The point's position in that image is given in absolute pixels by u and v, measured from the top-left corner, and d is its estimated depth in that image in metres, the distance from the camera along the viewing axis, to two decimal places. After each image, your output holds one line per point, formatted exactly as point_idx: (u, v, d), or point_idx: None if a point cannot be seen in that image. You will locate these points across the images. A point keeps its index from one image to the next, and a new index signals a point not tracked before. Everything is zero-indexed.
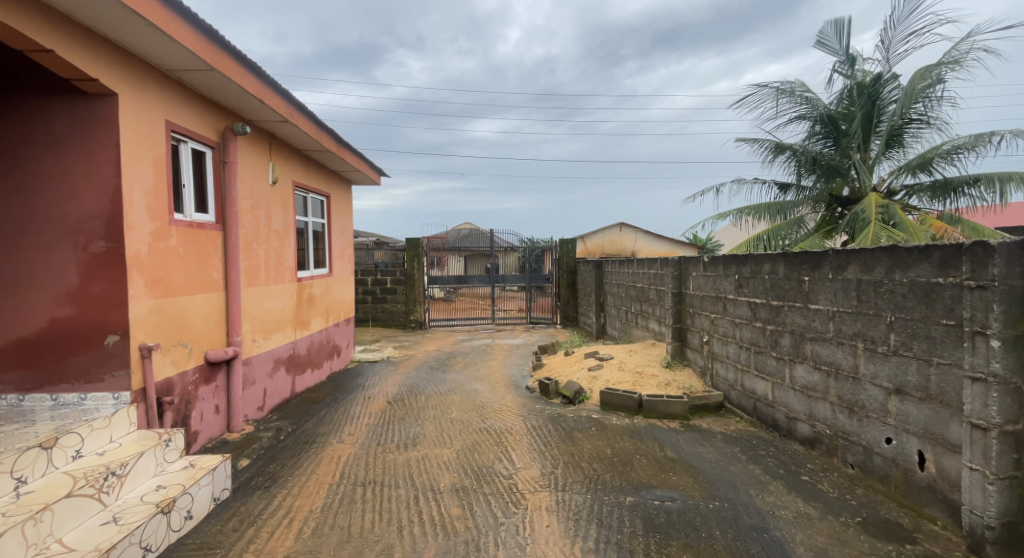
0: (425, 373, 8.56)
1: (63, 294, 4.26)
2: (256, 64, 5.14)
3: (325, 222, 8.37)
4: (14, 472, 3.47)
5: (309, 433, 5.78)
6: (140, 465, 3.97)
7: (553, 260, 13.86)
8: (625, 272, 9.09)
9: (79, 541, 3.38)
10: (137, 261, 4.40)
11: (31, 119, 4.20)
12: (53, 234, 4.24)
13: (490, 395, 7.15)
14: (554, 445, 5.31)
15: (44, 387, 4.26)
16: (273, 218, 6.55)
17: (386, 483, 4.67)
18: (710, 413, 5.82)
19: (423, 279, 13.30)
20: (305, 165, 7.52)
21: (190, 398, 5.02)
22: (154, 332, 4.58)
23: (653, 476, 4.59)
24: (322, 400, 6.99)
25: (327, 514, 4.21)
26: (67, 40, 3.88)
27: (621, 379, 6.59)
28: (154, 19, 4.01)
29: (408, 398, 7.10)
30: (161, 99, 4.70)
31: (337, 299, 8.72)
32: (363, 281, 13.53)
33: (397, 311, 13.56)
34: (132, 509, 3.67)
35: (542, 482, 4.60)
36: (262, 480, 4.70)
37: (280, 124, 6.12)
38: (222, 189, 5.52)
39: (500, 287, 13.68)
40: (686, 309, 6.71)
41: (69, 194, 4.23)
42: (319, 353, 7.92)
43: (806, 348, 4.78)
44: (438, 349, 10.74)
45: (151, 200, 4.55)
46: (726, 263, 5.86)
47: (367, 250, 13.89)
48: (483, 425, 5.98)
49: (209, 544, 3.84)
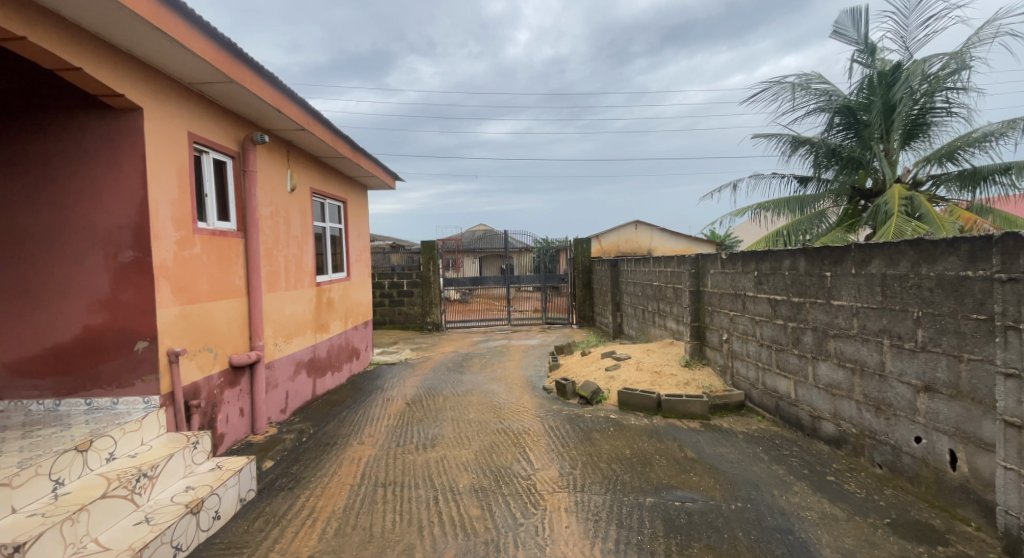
0: (442, 374, 8.55)
1: (95, 302, 4.29)
2: (273, 74, 5.15)
3: (342, 228, 8.35)
4: (52, 474, 3.50)
5: (331, 434, 5.80)
6: (170, 468, 3.99)
7: (568, 259, 13.73)
8: (641, 271, 9.00)
9: (114, 540, 3.40)
10: (164, 269, 4.42)
11: (61, 131, 4.24)
12: (83, 244, 4.27)
13: (507, 396, 7.10)
14: (572, 446, 5.25)
15: (78, 391, 4.29)
16: (292, 225, 6.56)
17: (406, 484, 4.64)
18: (731, 412, 5.73)
19: (439, 280, 13.36)
20: (322, 171, 7.53)
21: (215, 402, 5.04)
22: (181, 338, 4.60)
23: (673, 477, 4.52)
24: (343, 402, 6.99)
25: (349, 515, 4.18)
26: (95, 57, 3.91)
27: (639, 379, 6.51)
28: (177, 35, 4.04)
29: (426, 400, 7.06)
30: (183, 112, 4.72)
31: (355, 303, 8.69)
32: (380, 284, 13.61)
33: (414, 313, 13.65)
34: (163, 509, 3.68)
35: (561, 483, 4.54)
36: (286, 481, 4.71)
37: (297, 132, 6.12)
38: (243, 198, 5.55)
39: (515, 288, 13.69)
40: (705, 308, 6.59)
41: (98, 204, 4.26)
42: (339, 355, 7.90)
43: (829, 345, 4.66)
44: (455, 351, 10.72)
45: (175, 210, 4.57)
46: (745, 259, 5.75)
47: (383, 253, 13.95)
48: (500, 425, 5.94)
49: (236, 543, 3.84)
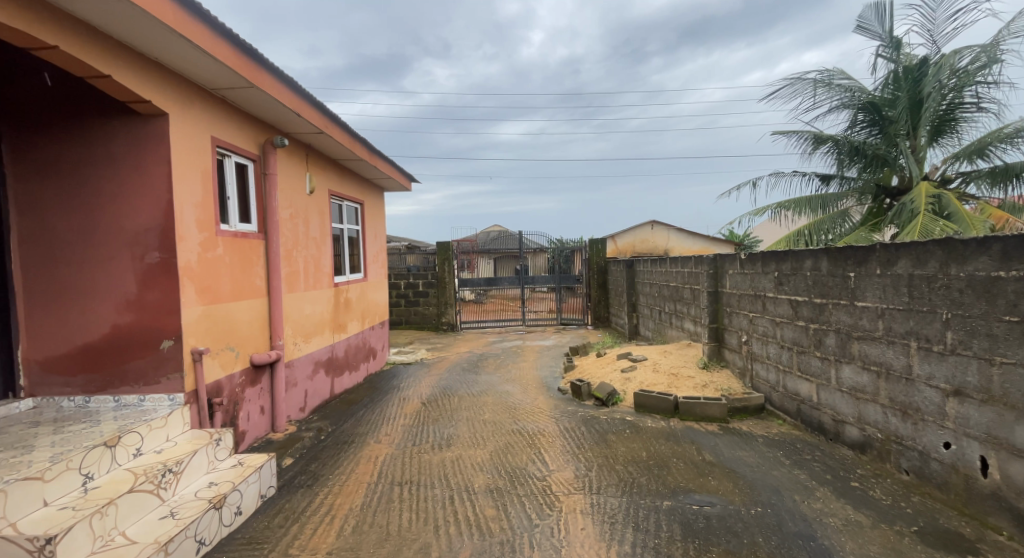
0: (457, 374, 8.52)
1: (122, 301, 4.30)
2: (292, 78, 5.15)
3: (359, 229, 8.34)
4: (82, 468, 3.52)
5: (349, 433, 5.78)
6: (194, 464, 4.01)
7: (583, 260, 13.57)
8: (658, 272, 8.89)
9: (141, 534, 3.43)
10: (188, 270, 4.44)
11: (88, 132, 4.25)
12: (110, 244, 4.28)
13: (522, 396, 7.04)
14: (588, 447, 5.18)
15: (106, 389, 4.31)
16: (310, 226, 6.56)
17: (422, 483, 4.60)
18: (750, 416, 5.62)
19: (454, 281, 13.36)
20: (340, 173, 7.54)
21: (237, 399, 5.05)
22: (204, 337, 4.61)
23: (691, 480, 4.43)
24: (360, 402, 6.98)
25: (366, 513, 4.16)
26: (121, 63, 3.92)
27: (655, 381, 6.43)
28: (202, 43, 4.05)
29: (442, 400, 7.02)
30: (207, 117, 4.74)
31: (372, 303, 8.68)
32: (395, 285, 13.62)
33: (429, 313, 13.64)
34: (186, 504, 3.70)
35: (576, 485, 4.47)
36: (305, 478, 4.70)
37: (315, 135, 6.11)
38: (264, 200, 5.56)
39: (530, 289, 13.63)
40: (723, 309, 6.48)
41: (125, 205, 4.28)
42: (356, 355, 7.89)
43: (853, 347, 4.55)
44: (469, 351, 10.68)
45: (198, 212, 4.58)
46: (765, 260, 5.64)
47: (398, 254, 13.93)
48: (515, 426, 5.88)
49: (257, 539, 3.84)
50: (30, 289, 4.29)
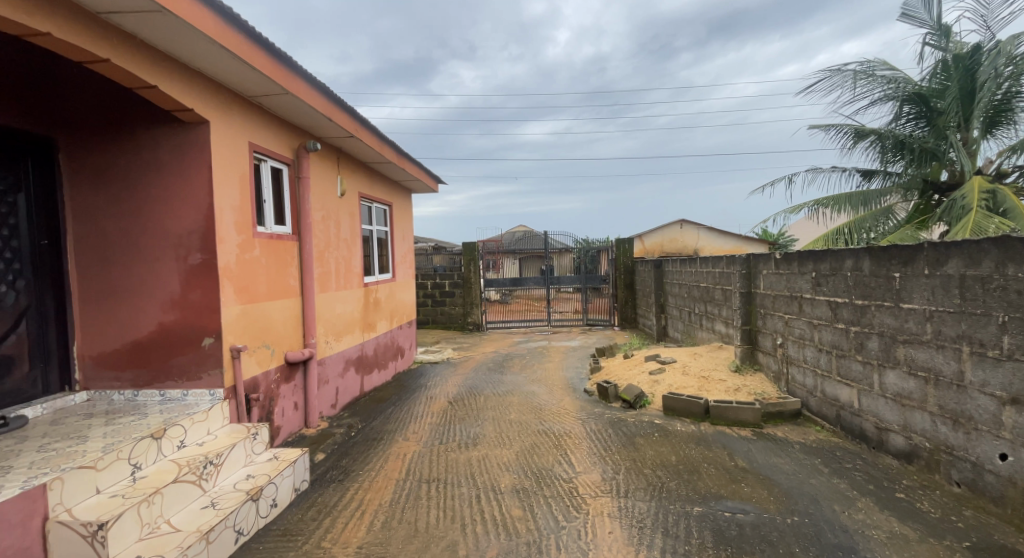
0: (483, 374, 8.43)
1: (168, 300, 4.43)
2: (326, 85, 5.19)
3: (388, 231, 8.31)
4: (130, 458, 3.64)
5: (378, 429, 5.75)
6: (233, 456, 4.10)
7: (609, 260, 13.36)
8: (687, 272, 8.68)
9: (184, 522, 3.52)
10: (228, 271, 4.53)
11: (136, 137, 4.39)
12: (156, 245, 4.42)
13: (548, 397, 6.92)
14: (614, 450, 5.04)
15: (153, 383, 4.45)
16: (342, 228, 6.56)
17: (450, 481, 4.54)
18: (786, 421, 5.40)
19: (480, 280, 13.31)
20: (370, 176, 7.53)
21: (273, 396, 5.13)
22: (242, 336, 4.71)
23: (723, 487, 4.26)
24: (389, 399, 6.94)
25: (395, 509, 4.14)
26: (165, 73, 4.01)
27: (684, 383, 6.26)
28: (241, 52, 4.11)
29: (468, 399, 6.94)
30: (245, 124, 4.82)
31: (400, 303, 8.65)
32: (422, 285, 13.61)
33: (455, 313, 13.61)
34: (226, 495, 3.79)
35: (604, 488, 4.34)
36: (337, 473, 4.71)
37: (348, 139, 6.12)
38: (298, 203, 5.60)
39: (556, 289, 13.47)
40: (756, 310, 6.26)
41: (170, 207, 4.40)
42: (384, 354, 7.85)
43: (898, 352, 4.32)
44: (495, 351, 10.58)
45: (237, 215, 4.67)
46: (802, 260, 5.43)
47: (425, 254, 13.87)
48: (541, 427, 5.76)
49: (291, 531, 3.89)
50: (85, 286, 4.46)
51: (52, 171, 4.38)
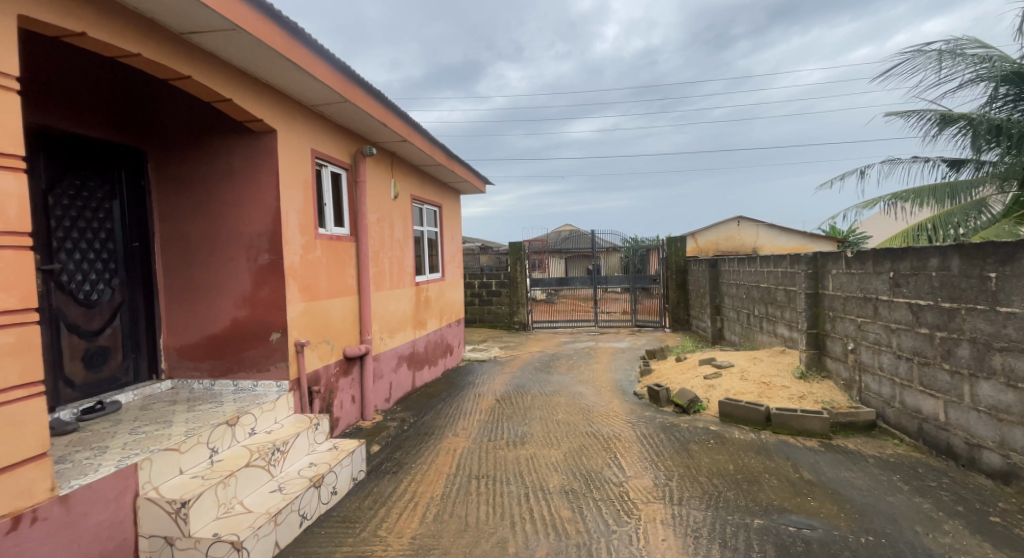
0: (529, 374, 8.21)
1: (240, 297, 4.69)
2: (381, 92, 5.34)
3: (438, 232, 8.22)
4: (209, 443, 3.87)
5: (429, 425, 5.81)
6: (298, 444, 4.32)
7: (659, 259, 12.91)
8: (746, 272, 8.25)
9: (255, 504, 3.71)
10: (293, 271, 4.75)
11: (212, 145, 4.65)
12: (230, 246, 4.67)
13: (596, 399, 6.65)
14: (667, 455, 4.78)
15: (228, 373, 4.72)
16: (395, 229, 6.55)
17: (498, 478, 4.55)
18: (858, 433, 4.98)
19: (526, 280, 13.21)
20: (421, 178, 7.47)
21: (333, 388, 5.30)
22: (306, 331, 4.93)
23: (786, 500, 3.95)
24: (439, 395, 6.89)
25: (446, 502, 4.20)
26: (235, 85, 4.23)
27: (745, 389, 5.90)
28: (303, 63, 4.29)
29: (515, 397, 6.78)
30: (307, 131, 5.04)
31: (450, 302, 8.59)
32: (470, 284, 13.72)
33: (501, 312, 13.57)
34: (292, 481, 3.98)
35: (657, 494, 4.15)
36: (391, 464, 4.85)
37: (401, 144, 6.18)
38: (356, 207, 5.77)
39: (603, 289, 13.06)
40: (824, 313, 5.84)
41: (242, 210, 4.66)
42: (434, 351, 7.74)
43: (995, 361, 3.93)
44: (541, 350, 10.40)
45: (301, 218, 4.89)
46: (878, 258, 5.01)
47: (472, 253, 13.89)
48: (589, 429, 5.53)
49: (350, 518, 4.02)
50: (168, 283, 4.76)
51: (139, 176, 4.68)
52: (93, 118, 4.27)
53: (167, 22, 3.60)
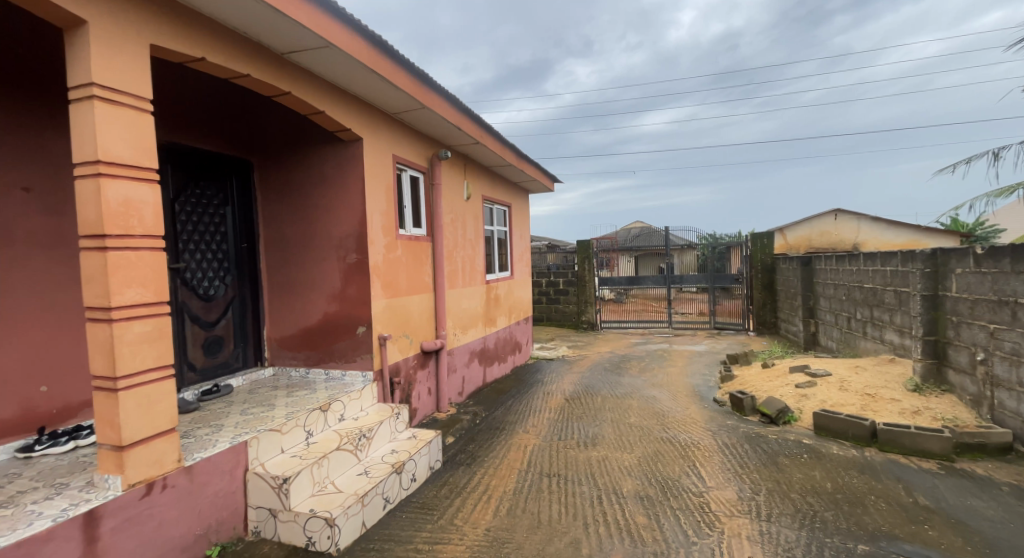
0: (599, 374, 7.77)
1: (330, 294, 4.70)
2: (455, 96, 5.13)
3: (507, 231, 7.94)
4: (305, 425, 3.95)
5: (500, 419, 5.62)
6: (382, 431, 4.29)
7: (743, 257, 12.00)
8: (846, 271, 7.49)
9: (345, 484, 3.75)
10: (378, 269, 4.69)
11: (307, 147, 4.70)
12: (321, 245, 4.70)
13: (672, 404, 6.17)
14: (752, 467, 4.32)
15: (320, 363, 4.76)
16: (467, 229, 6.32)
17: (570, 477, 4.31)
18: (988, 456, 4.30)
19: (594, 280, 12.85)
20: (492, 179, 7.22)
21: (412, 380, 5.18)
22: (388, 323, 4.83)
23: (898, 526, 3.49)
24: (510, 391, 6.67)
25: (518, 498, 4.04)
26: (322, 98, 4.23)
27: (845, 401, 5.29)
28: (376, 66, 4.15)
29: (585, 397, 6.41)
30: (387, 139, 4.93)
31: (518, 300, 8.30)
32: (538, 282, 13.57)
33: (569, 311, 13.29)
34: (376, 465, 3.98)
35: (742, 508, 3.78)
36: (465, 456, 4.74)
37: (474, 147, 5.98)
38: (432, 207, 5.59)
39: (677, 289, 12.35)
40: (946, 319, 5.10)
41: (333, 210, 4.67)
42: (504, 348, 7.51)
43: None
44: (611, 351, 9.96)
45: (385, 219, 4.83)
46: (1016, 254, 4.33)
47: (541, 252, 13.76)
48: (664, 434, 5.09)
49: (428, 505, 3.97)
50: (271, 280, 4.89)
51: (246, 175, 4.82)
52: (207, 122, 4.44)
53: (268, 40, 3.69)
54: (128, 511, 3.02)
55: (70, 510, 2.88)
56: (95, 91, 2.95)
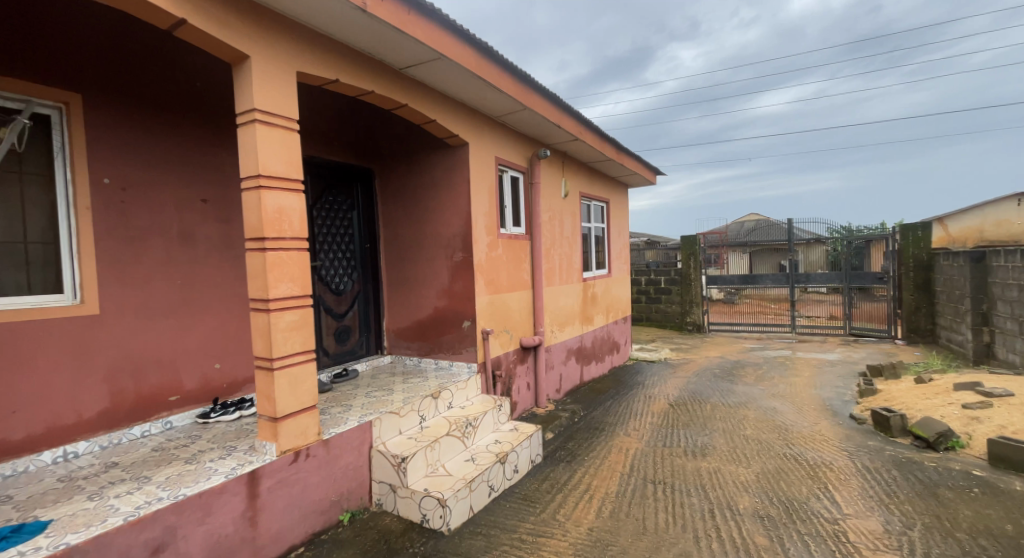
0: (708, 381, 7.09)
1: (440, 288, 4.60)
2: (558, 95, 4.84)
3: (604, 227, 7.50)
4: (419, 410, 3.85)
5: (600, 419, 5.25)
6: (485, 421, 4.09)
7: (892, 252, 10.20)
8: None
9: (455, 469, 3.62)
10: (482, 267, 4.53)
11: (418, 143, 4.59)
12: (430, 245, 4.62)
13: (795, 417, 5.37)
14: (901, 496, 3.65)
15: (431, 353, 4.66)
16: (565, 226, 5.98)
17: (678, 486, 3.87)
18: None
19: (701, 279, 11.73)
20: (590, 174, 6.84)
21: (512, 374, 4.96)
22: (490, 319, 4.64)
23: None
24: (609, 392, 6.26)
25: (622, 501, 3.70)
26: (431, 105, 4.11)
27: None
28: (479, 69, 3.95)
29: (692, 404, 5.84)
30: (490, 142, 4.74)
31: (616, 298, 7.82)
32: (636, 281, 12.89)
33: (672, 312, 12.41)
34: (482, 453, 3.81)
35: (889, 542, 3.20)
36: (566, 453, 4.43)
37: (574, 144, 5.65)
38: (532, 206, 5.31)
39: (802, 290, 11.02)
40: None
41: (440, 208, 4.55)
42: (602, 347, 7.11)
43: None
44: (723, 356, 9.16)
45: (489, 219, 4.65)
46: None
47: (638, 250, 13.33)
48: (789, 451, 4.43)
49: (533, 497, 3.75)
50: (391, 272, 4.85)
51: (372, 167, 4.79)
52: (333, 118, 4.43)
53: (382, 55, 3.64)
54: (282, 473, 3.08)
55: (238, 468, 2.98)
56: (257, 114, 3.03)
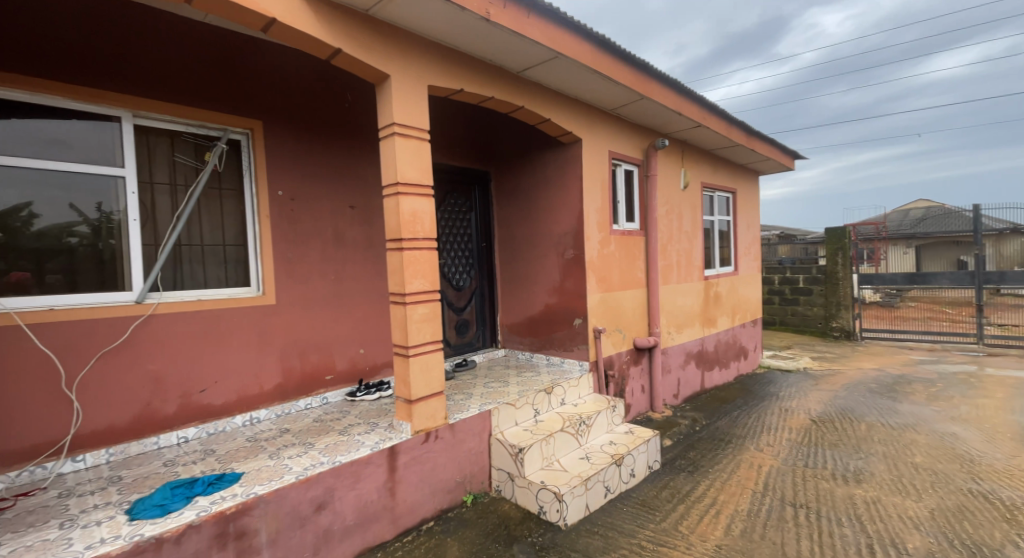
0: (863, 397, 6.63)
1: (551, 286, 4.85)
2: (677, 80, 4.88)
3: (730, 221, 7.35)
4: (533, 405, 4.15)
5: (725, 431, 5.25)
6: (598, 421, 4.29)
7: None
8: None
9: (569, 465, 3.86)
10: (594, 265, 4.70)
11: (531, 146, 4.88)
12: (542, 244, 4.88)
13: (985, 446, 4.91)
14: None
15: (542, 348, 4.93)
16: (683, 221, 6.00)
17: (824, 514, 3.81)
18: None
19: (851, 277, 10.80)
20: (712, 163, 6.73)
21: (625, 374, 5.11)
22: (602, 317, 4.81)
23: None
24: (733, 402, 6.19)
25: (754, 521, 3.73)
26: (547, 104, 4.36)
27: None
28: (596, 65, 4.13)
29: (841, 422, 5.58)
30: (604, 133, 4.91)
31: (744, 299, 7.62)
32: (768, 279, 12.17)
33: (811, 315, 11.59)
34: (596, 453, 4.01)
35: None
36: (685, 462, 4.52)
37: (695, 130, 5.62)
38: (646, 203, 5.37)
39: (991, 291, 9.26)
40: None
41: (552, 208, 4.80)
42: (726, 352, 7.00)
43: None
44: (875, 369, 8.50)
45: (601, 216, 4.81)
46: None
47: (771, 246, 12.74)
48: (975, 487, 4.13)
49: (649, 504, 3.91)
50: (505, 271, 5.18)
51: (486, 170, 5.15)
52: (456, 126, 4.83)
53: (504, 60, 3.94)
54: (416, 451, 3.49)
55: (380, 443, 3.42)
56: (395, 129, 3.44)
